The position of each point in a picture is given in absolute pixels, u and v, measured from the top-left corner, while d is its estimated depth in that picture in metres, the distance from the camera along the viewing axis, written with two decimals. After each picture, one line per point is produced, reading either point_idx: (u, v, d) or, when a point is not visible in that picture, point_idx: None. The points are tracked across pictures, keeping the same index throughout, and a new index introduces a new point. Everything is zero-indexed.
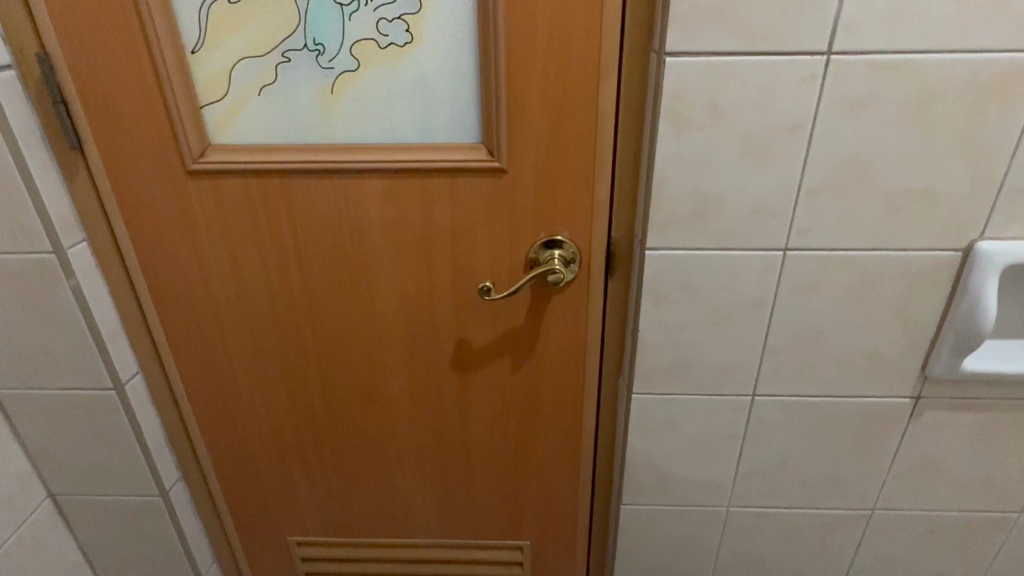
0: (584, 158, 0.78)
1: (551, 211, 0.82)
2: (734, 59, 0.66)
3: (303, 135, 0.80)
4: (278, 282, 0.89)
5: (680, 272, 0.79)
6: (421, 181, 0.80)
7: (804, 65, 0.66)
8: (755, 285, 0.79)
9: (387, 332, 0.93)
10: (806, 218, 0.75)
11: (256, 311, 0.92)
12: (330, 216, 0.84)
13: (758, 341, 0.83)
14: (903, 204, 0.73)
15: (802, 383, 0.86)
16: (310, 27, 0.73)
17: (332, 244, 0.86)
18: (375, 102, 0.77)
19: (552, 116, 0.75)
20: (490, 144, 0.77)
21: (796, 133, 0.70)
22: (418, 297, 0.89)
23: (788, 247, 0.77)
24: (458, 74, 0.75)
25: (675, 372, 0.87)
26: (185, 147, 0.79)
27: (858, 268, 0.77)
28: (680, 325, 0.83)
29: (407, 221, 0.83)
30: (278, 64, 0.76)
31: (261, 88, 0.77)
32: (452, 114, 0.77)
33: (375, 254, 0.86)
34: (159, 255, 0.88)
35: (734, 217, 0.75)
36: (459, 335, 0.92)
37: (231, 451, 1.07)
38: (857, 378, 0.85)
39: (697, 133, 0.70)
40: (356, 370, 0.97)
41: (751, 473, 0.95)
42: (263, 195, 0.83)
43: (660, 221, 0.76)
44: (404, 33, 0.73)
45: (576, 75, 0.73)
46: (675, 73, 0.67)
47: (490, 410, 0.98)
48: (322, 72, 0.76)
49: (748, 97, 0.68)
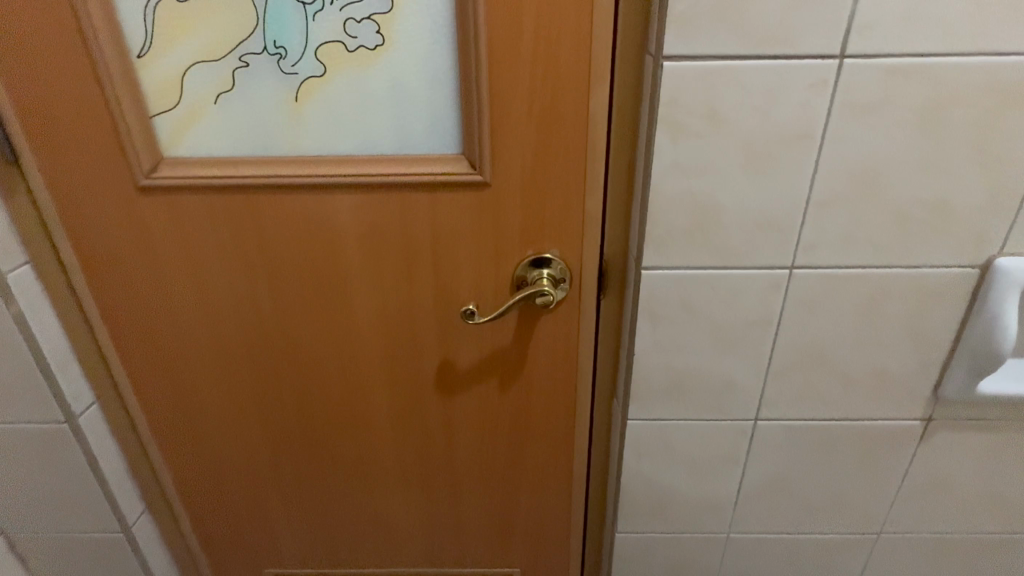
0: (574, 171, 0.71)
1: (539, 227, 0.75)
2: (739, 62, 0.60)
3: (266, 147, 0.73)
4: (248, 302, 0.82)
5: (679, 292, 0.73)
6: (396, 195, 0.74)
7: (815, 69, 0.61)
8: (759, 304, 0.74)
9: (365, 352, 0.86)
10: (815, 233, 0.69)
11: (222, 333, 0.85)
12: (298, 231, 0.77)
13: (761, 363, 0.78)
14: (917, 219, 0.68)
15: (808, 405, 0.81)
16: (271, 28, 0.66)
17: (303, 261, 0.79)
18: (344, 110, 0.70)
19: (539, 124, 0.69)
20: (472, 155, 0.71)
21: (805, 142, 0.64)
22: (400, 318, 0.83)
23: (794, 265, 0.71)
24: (435, 79, 0.68)
25: (673, 397, 0.81)
26: (135, 162, 0.72)
27: (868, 286, 0.72)
28: (679, 347, 0.77)
29: (383, 236, 0.76)
30: (236, 69, 0.68)
31: (218, 96, 0.70)
32: (429, 124, 0.71)
33: (351, 272, 0.79)
34: (112, 275, 0.81)
35: (737, 234, 0.69)
36: (442, 357, 0.85)
37: (200, 482, 1.00)
38: (866, 400, 0.80)
39: (697, 143, 0.64)
40: (333, 392, 0.90)
41: (753, 498, 0.90)
42: (224, 211, 0.76)
43: (657, 239, 0.70)
44: (375, 34, 0.66)
45: (566, 80, 0.66)
46: (674, 77, 0.61)
47: (476, 435, 0.92)
48: (285, 77, 0.69)
49: (753, 104, 0.62)
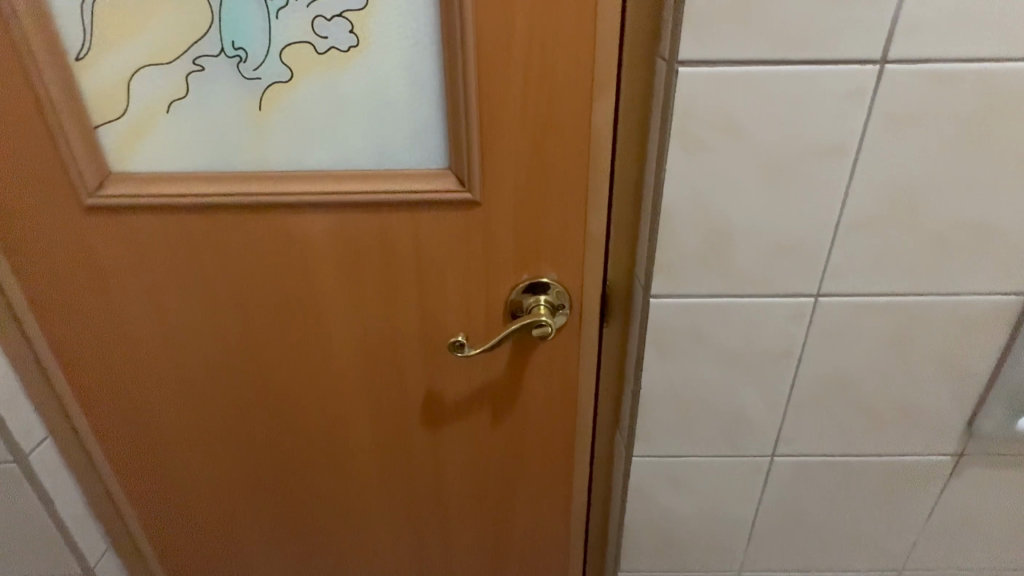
0: (574, 188, 0.63)
1: (535, 250, 0.67)
2: (765, 68, 0.53)
3: (228, 161, 0.64)
4: (212, 329, 0.74)
5: (692, 322, 0.66)
6: (375, 215, 0.66)
7: (852, 76, 0.53)
8: (779, 335, 0.66)
9: (343, 383, 0.78)
10: (844, 259, 0.61)
11: (185, 363, 0.77)
12: (265, 253, 0.69)
13: (780, 397, 0.71)
14: (959, 244, 0.61)
15: (830, 441, 0.74)
16: (228, 27, 0.58)
17: (272, 286, 0.71)
18: (315, 120, 0.62)
19: (535, 137, 0.61)
20: (459, 171, 0.63)
21: (837, 159, 0.56)
22: (381, 347, 0.74)
23: (820, 293, 0.64)
24: (417, 85, 0.60)
25: (683, 432, 0.74)
26: (78, 179, 0.63)
27: (900, 315, 0.65)
28: (690, 381, 0.70)
29: (361, 259, 0.68)
30: (190, 73, 0.60)
31: (171, 104, 0.61)
32: (411, 136, 0.63)
33: (325, 298, 0.71)
34: (60, 301, 0.72)
35: (758, 260, 0.62)
36: (428, 388, 0.77)
37: (167, 519, 0.92)
38: (893, 435, 0.73)
39: (715, 160, 0.57)
40: (309, 426, 0.82)
41: (767, 536, 0.83)
42: (183, 232, 0.67)
43: (667, 265, 0.62)
44: (348, 34, 0.58)
45: (565, 87, 0.58)
46: (690, 85, 0.53)
47: (467, 470, 0.84)
48: (246, 83, 0.60)
49: (779, 115, 0.54)
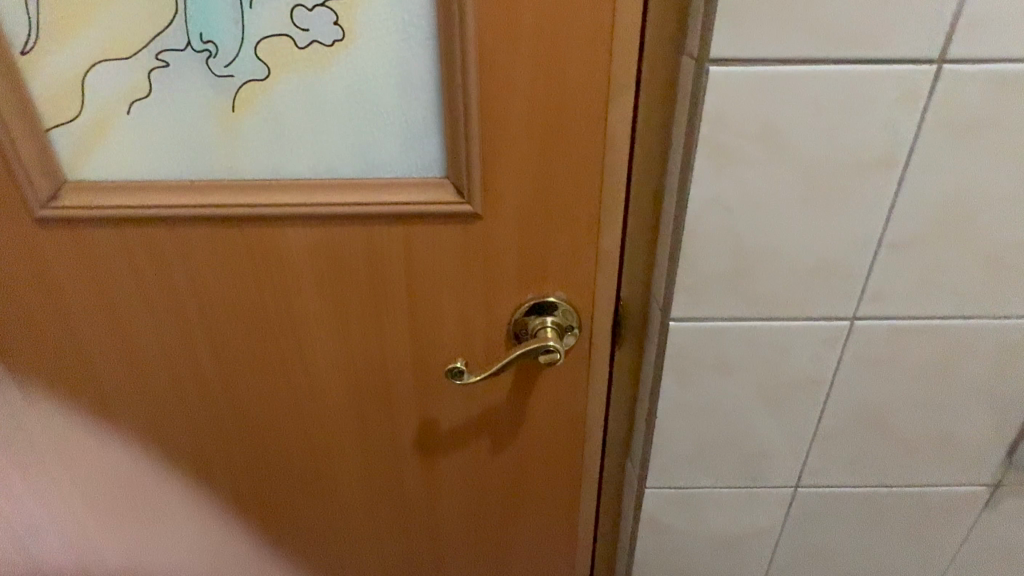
0: (585, 202, 0.57)
1: (542, 268, 0.61)
2: (810, 67, 0.46)
3: (198, 169, 0.57)
4: (183, 352, 0.67)
5: (714, 346, 0.60)
6: (363, 230, 0.59)
7: (905, 78, 0.46)
8: (810, 361, 0.61)
9: (328, 411, 0.71)
10: (884, 280, 0.56)
11: (154, 391, 0.70)
12: (241, 271, 0.62)
13: (807, 426, 0.65)
14: (1013, 263, 0.55)
15: (858, 472, 0.69)
16: (196, 17, 0.51)
17: (249, 307, 0.64)
18: (295, 124, 0.55)
19: (543, 144, 0.54)
20: (458, 180, 0.56)
21: (882, 171, 0.50)
22: (370, 372, 0.68)
23: (856, 316, 0.58)
24: (411, 85, 0.53)
25: (700, 463, 0.68)
26: (28, 189, 0.56)
27: (943, 340, 0.59)
28: (709, 409, 0.64)
29: (348, 278, 0.62)
30: (153, 69, 0.53)
31: (132, 104, 0.54)
32: (404, 141, 0.56)
33: (308, 319, 0.65)
34: (11, 324, 0.65)
35: (789, 280, 0.56)
36: (423, 415, 0.71)
37: (138, 556, 0.84)
38: (926, 465, 0.68)
39: (747, 170, 0.50)
40: (292, 456, 0.75)
41: (787, 570, 0.77)
42: (149, 248, 0.61)
43: (689, 285, 0.56)
44: (332, 26, 0.51)
45: (578, 88, 0.52)
46: (722, 87, 0.47)
47: (464, 501, 0.78)
48: (217, 82, 0.53)
49: (821, 121, 0.48)
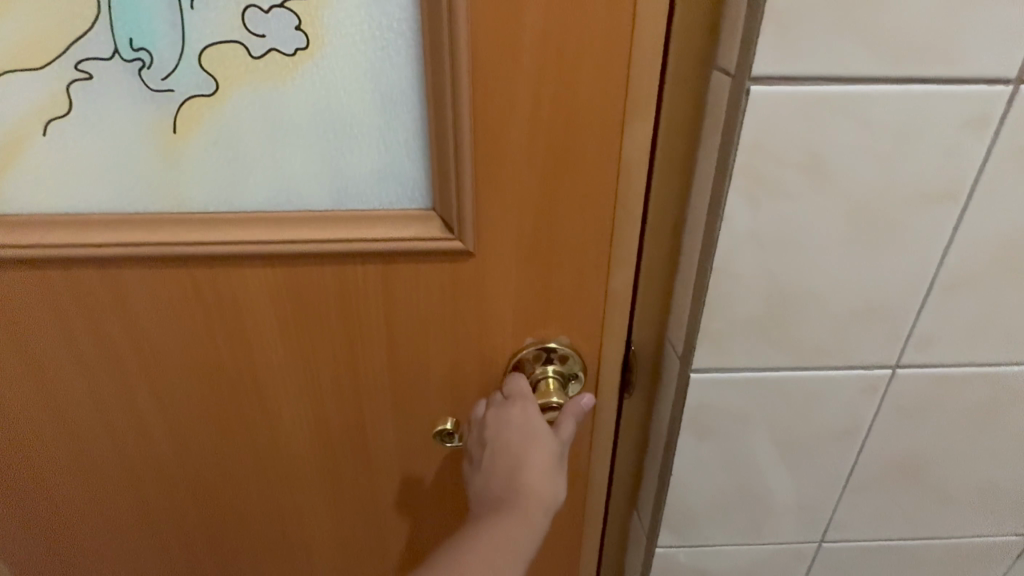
0: (595, 239, 0.49)
1: (544, 312, 0.53)
2: (867, 87, 0.39)
3: (133, 202, 0.47)
4: (126, 416, 0.57)
5: (740, 398, 0.53)
6: (335, 272, 0.50)
7: (977, 100, 0.40)
8: (845, 412, 0.54)
9: (297, 471, 0.62)
10: (934, 325, 0.49)
11: (91, 453, 0.60)
12: (191, 321, 0.52)
13: (837, 479, 0.59)
14: None
15: (890, 525, 0.62)
16: (124, 19, 0.41)
17: (202, 360, 0.55)
18: (250, 148, 0.46)
19: (548, 174, 0.46)
20: (447, 214, 0.48)
21: (943, 205, 0.44)
22: (346, 431, 0.60)
23: (898, 364, 0.51)
24: (391, 104, 0.45)
25: (718, 520, 0.61)
26: None
27: (991, 388, 0.53)
28: (731, 464, 0.57)
29: (319, 327, 0.53)
30: (73, 82, 0.43)
31: (49, 123, 0.44)
32: (383, 169, 0.47)
33: (273, 377, 0.56)
34: None
35: (828, 327, 0.49)
36: (406, 473, 0.63)
37: None
38: (961, 517, 0.62)
39: (789, 206, 0.43)
40: (256, 520, 0.66)
41: None
42: (77, 294, 0.51)
43: (715, 333, 0.49)
44: (293, 33, 0.42)
45: (591, 108, 0.44)
46: (764, 110, 0.40)
47: None
48: (152, 97, 0.44)
49: (877, 149, 0.41)
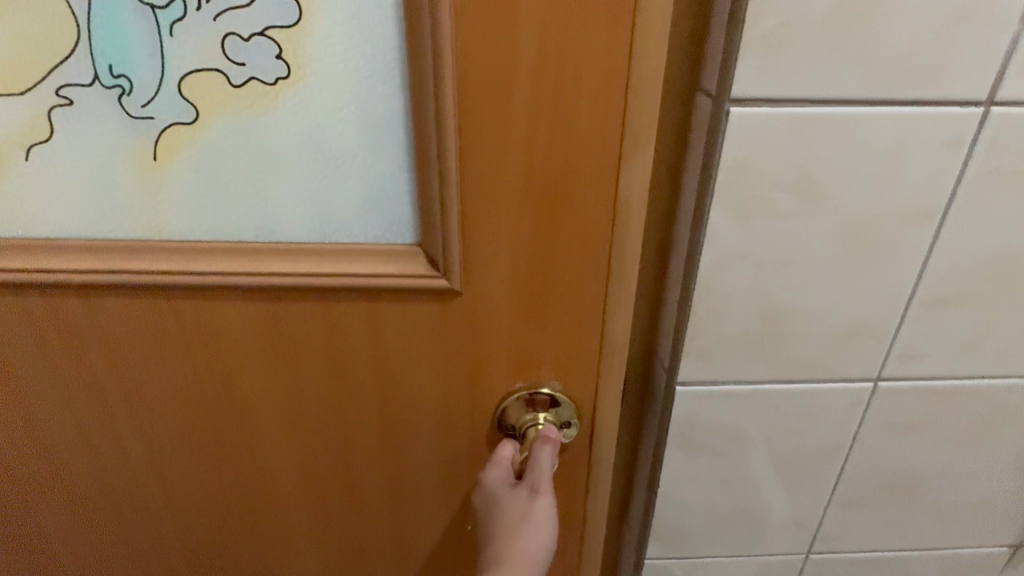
0: (586, 264, 0.49)
1: (536, 337, 0.52)
2: (843, 109, 0.40)
3: (115, 226, 0.47)
4: (110, 442, 0.57)
5: (725, 413, 0.53)
6: (319, 297, 0.50)
7: (951, 120, 0.40)
8: (830, 425, 0.54)
9: (283, 498, 0.61)
10: (914, 339, 0.50)
11: (74, 479, 0.59)
12: (174, 346, 0.52)
13: (823, 492, 0.59)
14: None
15: (875, 536, 0.63)
16: (104, 46, 0.41)
17: (186, 386, 0.54)
18: (232, 174, 0.46)
19: (534, 197, 0.46)
20: (429, 239, 0.47)
21: (919, 223, 0.44)
22: (333, 460, 0.59)
23: (880, 377, 0.52)
24: (374, 129, 0.45)
25: (707, 533, 0.61)
26: None
27: (972, 400, 0.53)
28: (718, 478, 0.57)
29: (303, 353, 0.52)
30: (54, 107, 0.43)
31: (30, 148, 0.44)
32: (367, 193, 0.47)
33: (259, 403, 0.55)
34: None
35: (810, 343, 0.49)
36: (394, 501, 0.62)
37: None
38: (945, 527, 0.62)
39: (768, 224, 0.44)
40: (242, 548, 0.65)
41: None
42: (59, 319, 0.50)
43: (699, 349, 0.49)
44: (273, 60, 0.42)
45: (577, 132, 0.44)
46: (741, 132, 0.40)
47: None
48: (133, 123, 0.43)
49: (854, 170, 0.42)
